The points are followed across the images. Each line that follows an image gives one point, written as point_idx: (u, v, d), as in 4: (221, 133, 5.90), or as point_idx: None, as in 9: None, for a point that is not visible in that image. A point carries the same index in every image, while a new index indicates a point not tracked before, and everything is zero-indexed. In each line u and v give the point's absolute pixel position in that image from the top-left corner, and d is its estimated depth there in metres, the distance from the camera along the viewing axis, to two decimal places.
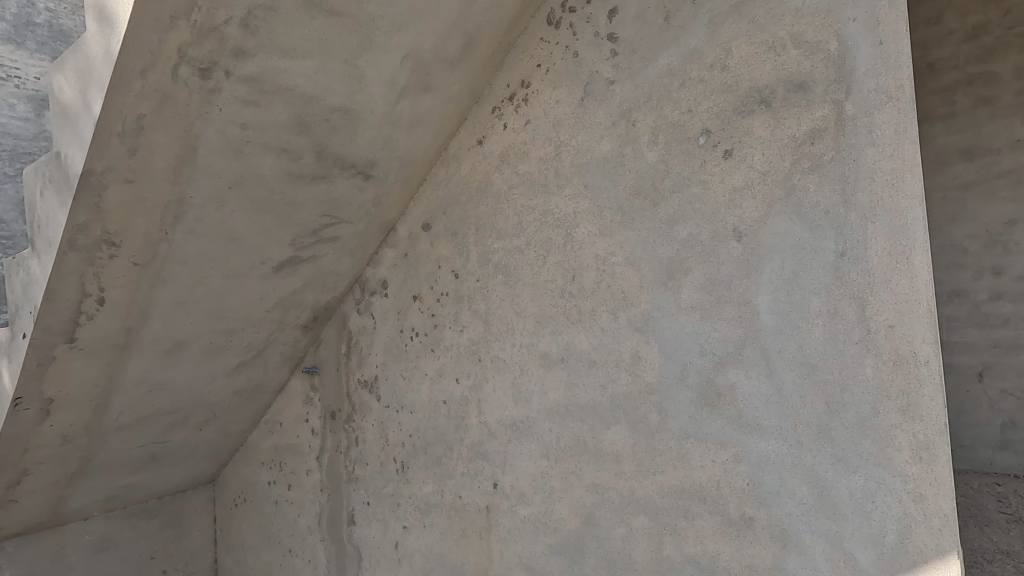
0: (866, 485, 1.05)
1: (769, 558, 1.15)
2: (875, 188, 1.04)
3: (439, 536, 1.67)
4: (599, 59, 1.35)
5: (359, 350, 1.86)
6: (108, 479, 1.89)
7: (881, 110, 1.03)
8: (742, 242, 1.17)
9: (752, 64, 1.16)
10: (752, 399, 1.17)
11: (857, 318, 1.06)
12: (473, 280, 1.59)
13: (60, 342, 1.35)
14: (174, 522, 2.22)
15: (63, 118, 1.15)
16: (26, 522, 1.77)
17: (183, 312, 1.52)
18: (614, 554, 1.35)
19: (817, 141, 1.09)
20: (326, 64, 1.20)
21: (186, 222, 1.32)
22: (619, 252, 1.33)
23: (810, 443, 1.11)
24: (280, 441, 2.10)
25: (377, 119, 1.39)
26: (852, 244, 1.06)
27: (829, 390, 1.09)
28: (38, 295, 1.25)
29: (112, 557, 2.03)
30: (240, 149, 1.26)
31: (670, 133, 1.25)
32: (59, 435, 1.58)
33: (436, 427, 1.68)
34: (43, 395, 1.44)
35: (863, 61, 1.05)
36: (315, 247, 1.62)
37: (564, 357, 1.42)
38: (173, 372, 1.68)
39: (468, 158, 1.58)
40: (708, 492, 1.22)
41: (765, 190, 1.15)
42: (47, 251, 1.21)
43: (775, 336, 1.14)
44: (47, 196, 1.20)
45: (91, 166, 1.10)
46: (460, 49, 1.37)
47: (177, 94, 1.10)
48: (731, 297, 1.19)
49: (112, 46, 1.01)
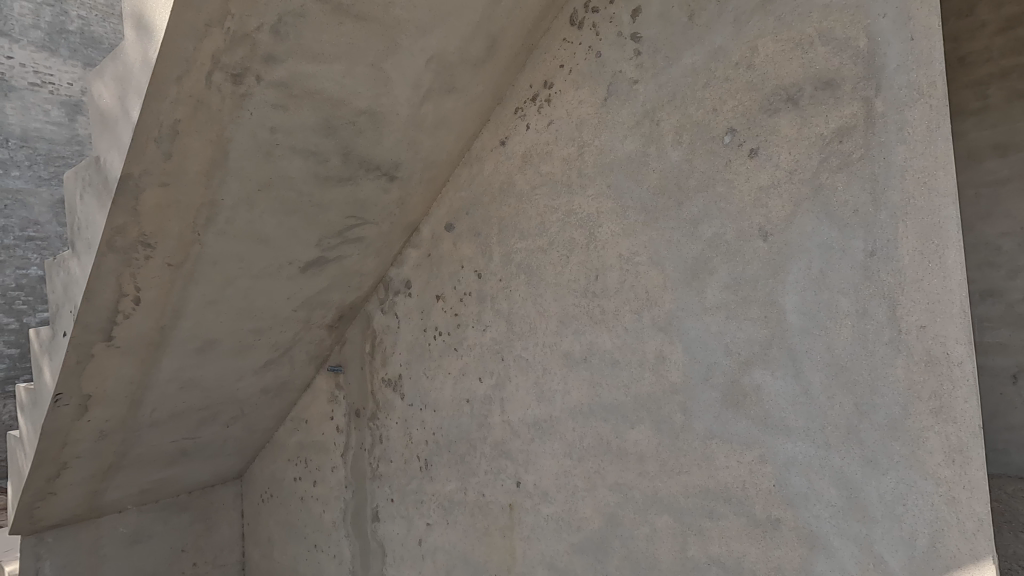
0: (896, 487, 1.04)
1: (796, 560, 1.14)
2: (906, 186, 1.02)
3: (461, 533, 1.69)
4: (622, 59, 1.35)
5: (382, 349, 1.89)
6: (141, 473, 1.96)
7: (913, 107, 1.01)
8: (767, 241, 1.16)
9: (779, 62, 1.15)
10: (779, 399, 1.16)
11: (886, 318, 1.04)
12: (496, 279, 1.60)
13: (98, 340, 1.41)
14: (203, 516, 2.28)
15: (102, 125, 1.21)
16: (65, 512, 1.87)
17: (213, 311, 1.56)
18: (638, 554, 1.35)
19: (846, 139, 1.08)
20: (353, 67, 1.22)
21: (217, 224, 1.35)
22: (644, 252, 1.33)
23: (837, 445, 1.09)
24: (306, 438, 2.15)
25: (401, 121, 1.40)
26: (881, 243, 1.05)
27: (857, 391, 1.07)
28: (78, 295, 1.32)
29: (145, 548, 2.11)
30: (269, 153, 1.29)
31: (694, 132, 1.25)
32: (97, 430, 1.66)
33: (459, 425, 1.70)
34: (81, 391, 1.51)
35: (894, 57, 1.03)
36: (341, 247, 1.64)
37: (587, 357, 1.43)
38: (203, 372, 1.73)
39: (491, 159, 1.60)
40: (733, 493, 1.21)
41: (792, 189, 1.14)
42: (86, 252, 1.28)
43: (802, 336, 1.13)
44: (86, 199, 1.26)
45: (129, 170, 1.15)
46: (484, 50, 1.38)
47: (210, 99, 1.13)
48: (756, 297, 1.18)
49: (149, 53, 1.05)
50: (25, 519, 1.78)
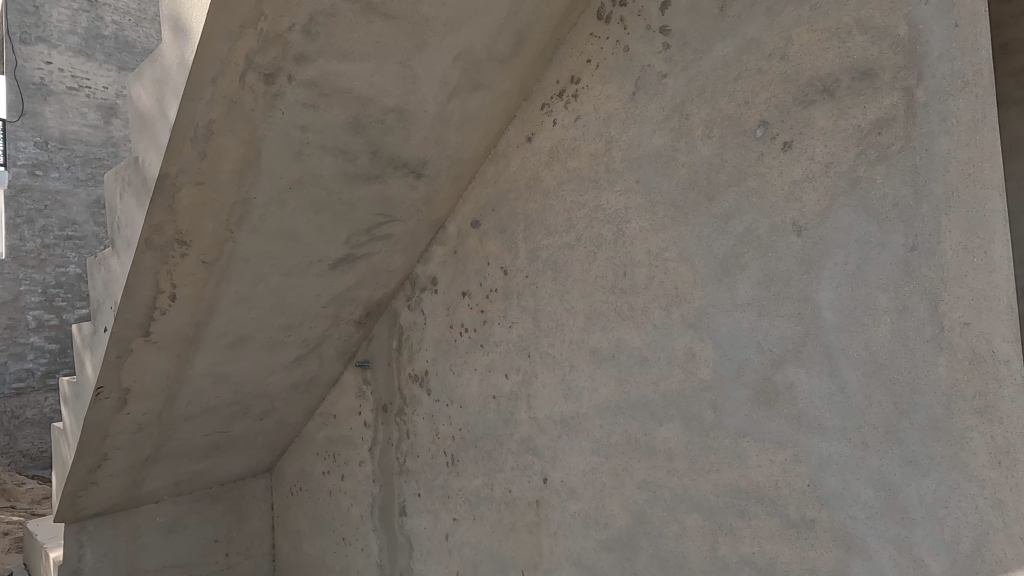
0: (937, 489, 1.00)
1: (831, 561, 1.11)
2: (949, 178, 0.98)
3: (488, 529, 1.70)
4: (651, 53, 1.34)
5: (409, 345, 1.91)
6: (176, 465, 2.02)
7: (957, 96, 0.97)
8: (802, 236, 1.14)
9: (814, 53, 1.12)
10: (814, 398, 1.13)
11: (928, 315, 1.01)
12: (522, 276, 1.60)
13: (136, 335, 1.46)
14: (235, 508, 2.34)
15: (141, 126, 1.25)
16: (105, 501, 1.94)
17: (245, 307, 1.59)
18: (667, 552, 1.33)
19: (885, 130, 1.05)
20: (382, 65, 1.23)
21: (249, 222, 1.38)
22: (673, 247, 1.31)
23: (875, 445, 1.07)
24: (335, 433, 2.18)
25: (429, 118, 1.41)
26: (922, 238, 1.01)
27: (897, 390, 1.04)
28: (118, 292, 1.37)
29: (180, 538, 2.18)
30: (300, 151, 1.31)
31: (725, 125, 1.23)
32: (135, 423, 1.72)
33: (485, 421, 1.71)
34: (120, 385, 1.57)
35: (937, 45, 0.99)
36: (369, 244, 1.66)
37: (615, 354, 1.42)
38: (236, 367, 1.77)
39: (517, 155, 1.60)
40: (766, 493, 1.19)
41: (828, 182, 1.11)
42: (126, 250, 1.32)
43: (838, 333, 1.10)
44: (126, 198, 1.31)
45: (166, 170, 1.19)
46: (511, 47, 1.37)
47: (244, 99, 1.15)
48: (790, 293, 1.15)
49: (186, 54, 1.08)
50: (68, 507, 1.87)
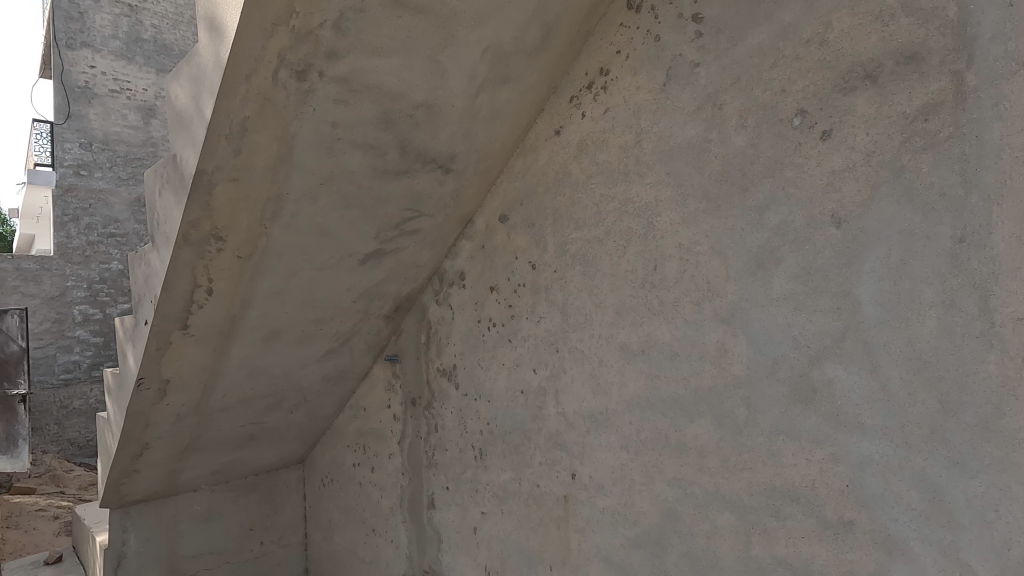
0: (986, 492, 0.96)
1: (871, 564, 1.08)
2: (1002, 166, 0.93)
3: (515, 523, 1.71)
4: (683, 42, 1.31)
5: (437, 339, 1.92)
6: (213, 455, 2.08)
7: (1010, 80, 0.92)
8: (841, 228, 1.10)
9: (855, 38, 1.08)
10: (854, 396, 1.09)
11: (977, 310, 0.96)
12: (551, 270, 1.59)
13: (175, 328, 1.51)
14: (269, 497, 2.40)
15: (178, 124, 1.28)
16: (146, 489, 2.02)
17: (279, 302, 1.63)
18: (697, 551, 1.31)
19: (932, 116, 1.00)
20: (411, 60, 1.24)
21: (282, 218, 1.41)
22: (705, 241, 1.28)
23: (919, 446, 1.02)
24: (365, 426, 2.21)
25: (458, 112, 1.41)
26: (971, 229, 0.96)
27: (943, 388, 0.99)
28: (158, 286, 1.41)
29: (217, 526, 2.25)
30: (331, 147, 1.32)
31: (760, 114, 1.19)
32: (174, 413, 1.78)
33: (513, 416, 1.71)
34: (160, 376, 1.62)
35: (989, 26, 0.93)
36: (398, 239, 1.67)
37: (644, 350, 1.40)
38: (270, 360, 1.81)
39: (546, 149, 1.59)
40: (802, 492, 1.16)
41: (869, 172, 1.06)
42: (165, 245, 1.36)
43: (878, 328, 1.06)
44: (165, 195, 1.35)
45: (202, 167, 1.22)
46: (540, 39, 1.36)
47: (276, 96, 1.17)
48: (828, 287, 1.12)
49: (221, 53, 1.10)
50: (112, 494, 1.94)
